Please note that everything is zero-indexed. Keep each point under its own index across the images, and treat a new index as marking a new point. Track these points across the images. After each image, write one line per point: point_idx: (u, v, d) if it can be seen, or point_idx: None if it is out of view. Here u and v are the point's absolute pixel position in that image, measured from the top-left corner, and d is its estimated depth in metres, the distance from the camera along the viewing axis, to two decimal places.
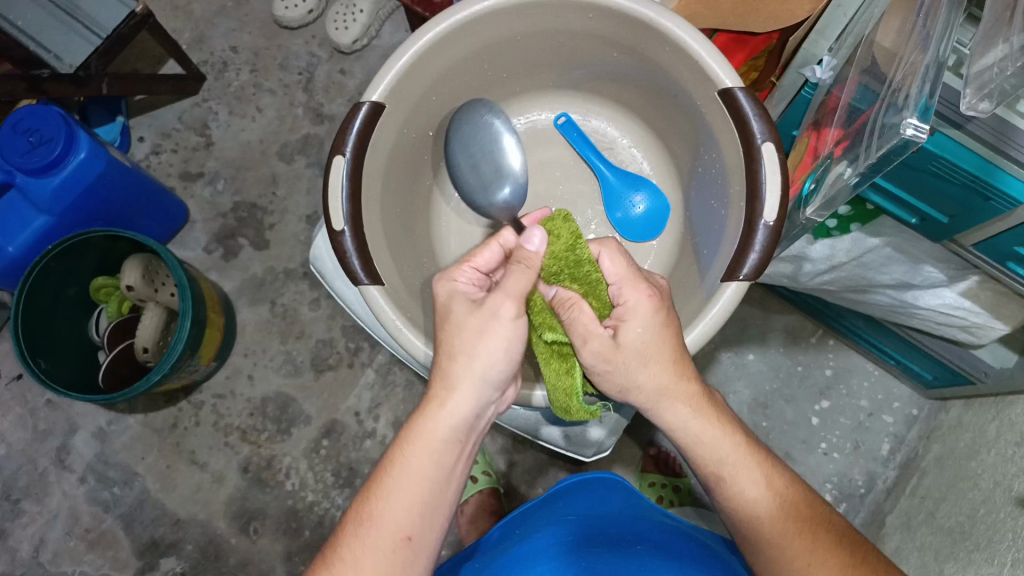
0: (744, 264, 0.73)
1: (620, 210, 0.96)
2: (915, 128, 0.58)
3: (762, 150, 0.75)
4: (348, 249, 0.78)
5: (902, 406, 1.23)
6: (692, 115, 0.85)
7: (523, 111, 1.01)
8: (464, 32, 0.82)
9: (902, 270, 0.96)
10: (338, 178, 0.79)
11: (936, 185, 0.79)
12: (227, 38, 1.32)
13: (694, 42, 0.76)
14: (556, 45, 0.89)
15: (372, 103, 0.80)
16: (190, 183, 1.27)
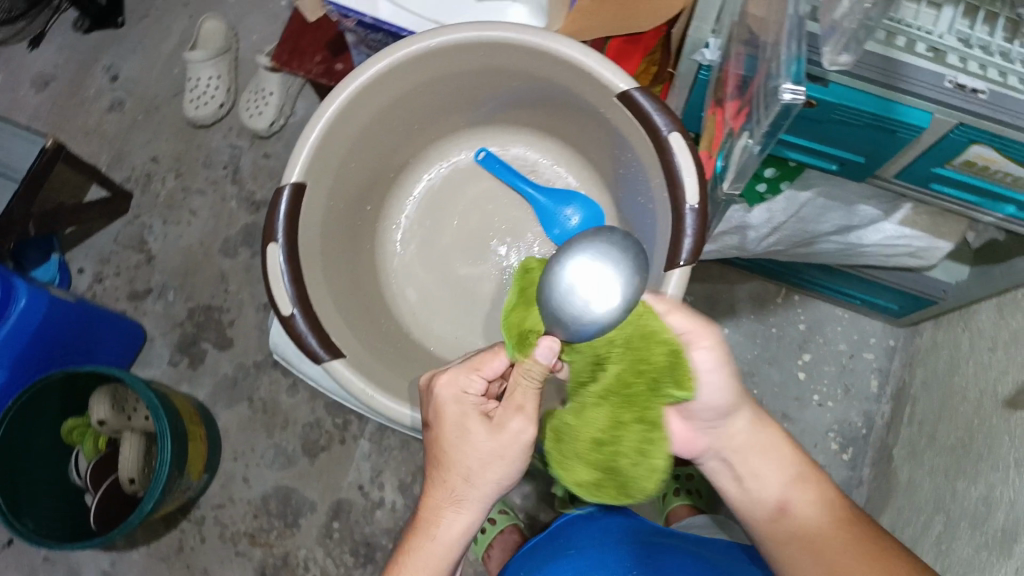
0: (681, 247, 0.64)
1: (555, 226, 0.77)
2: (793, 91, 0.49)
3: (671, 142, 0.65)
4: (301, 331, 0.65)
5: (879, 340, 1.24)
6: (605, 136, 0.73)
7: (443, 153, 0.80)
8: (371, 97, 0.68)
9: (840, 215, 0.98)
10: (277, 272, 0.65)
11: (843, 133, 0.81)
12: (147, 149, 1.30)
13: (583, 54, 0.65)
14: (470, 72, 0.71)
15: (292, 186, 0.66)
16: (140, 301, 1.25)
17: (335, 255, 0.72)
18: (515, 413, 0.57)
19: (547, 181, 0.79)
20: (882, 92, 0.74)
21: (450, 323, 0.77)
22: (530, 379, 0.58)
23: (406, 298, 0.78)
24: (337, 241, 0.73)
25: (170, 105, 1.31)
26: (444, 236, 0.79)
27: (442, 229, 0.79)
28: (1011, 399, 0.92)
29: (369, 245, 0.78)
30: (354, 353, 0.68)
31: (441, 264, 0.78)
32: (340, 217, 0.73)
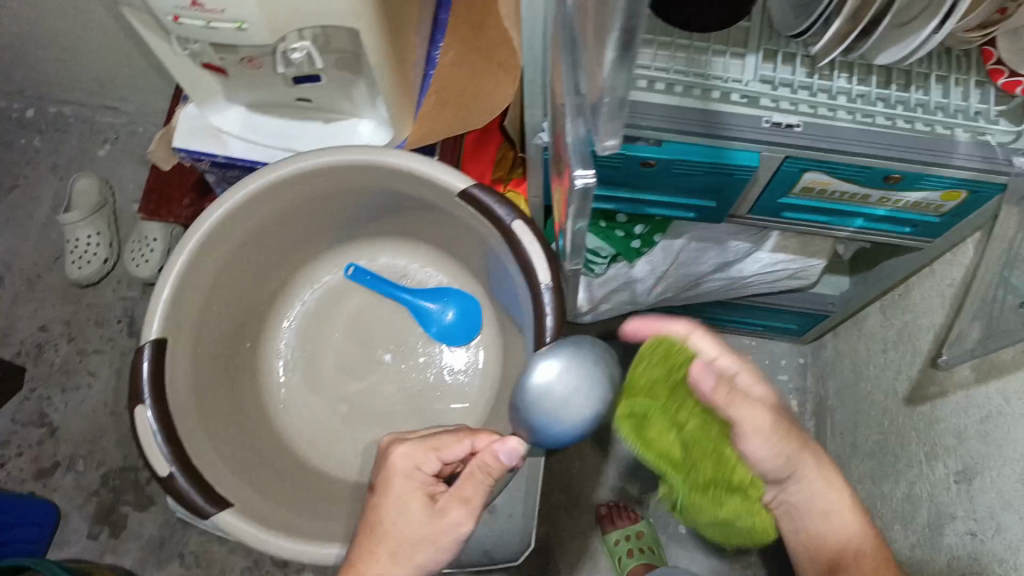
0: (545, 327, 0.68)
1: (431, 325, 0.80)
2: (584, 175, 0.52)
3: (516, 228, 0.68)
4: (183, 487, 0.64)
5: (789, 360, 1.28)
6: (460, 233, 0.76)
7: (313, 276, 0.82)
8: (220, 240, 0.69)
9: (715, 254, 1.02)
10: (149, 435, 0.64)
11: (687, 183, 0.86)
12: (32, 320, 1.22)
13: (417, 165, 0.69)
14: (316, 198, 0.73)
15: (153, 343, 0.66)
16: (48, 477, 1.17)
17: (212, 401, 0.72)
18: (459, 505, 0.59)
19: (419, 283, 0.82)
20: (710, 143, 0.80)
21: (345, 439, 0.77)
22: (486, 477, 0.59)
23: (301, 423, 0.78)
24: (214, 385, 0.73)
25: (52, 270, 1.24)
26: (327, 357, 0.80)
27: (326, 349, 0.80)
28: (909, 395, 0.97)
29: (250, 382, 0.77)
30: (244, 499, 0.67)
31: (327, 384, 0.79)
32: (213, 361, 0.73)
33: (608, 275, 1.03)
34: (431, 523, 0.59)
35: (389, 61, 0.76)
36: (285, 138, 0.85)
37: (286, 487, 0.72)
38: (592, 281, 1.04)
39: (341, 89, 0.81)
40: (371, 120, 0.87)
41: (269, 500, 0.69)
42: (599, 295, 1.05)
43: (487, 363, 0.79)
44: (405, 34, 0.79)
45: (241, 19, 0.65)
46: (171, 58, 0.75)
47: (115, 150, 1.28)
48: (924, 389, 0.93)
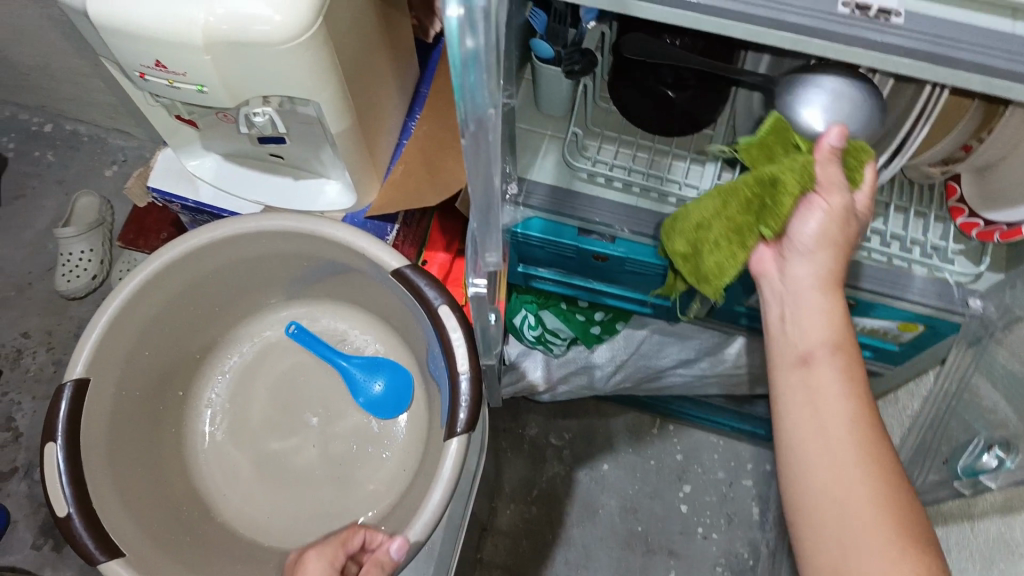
0: (457, 417, 0.66)
1: (359, 394, 0.80)
2: (476, 284, 0.54)
3: (442, 313, 0.68)
4: (78, 529, 0.63)
5: (756, 465, 1.23)
6: (395, 305, 0.77)
7: (252, 330, 0.84)
8: (158, 287, 0.72)
9: (676, 348, 0.99)
10: (55, 475, 0.64)
11: (642, 280, 0.84)
12: (16, 326, 1.26)
13: (355, 239, 0.71)
14: (258, 255, 0.76)
15: (74, 380, 0.67)
16: (4, 481, 1.19)
17: (129, 446, 0.73)
18: None
19: (355, 348, 0.83)
20: None
21: (258, 498, 0.77)
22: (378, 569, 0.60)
23: (219, 476, 0.78)
24: (133, 430, 0.74)
25: (43, 282, 1.29)
26: (255, 413, 0.80)
27: (253, 405, 0.81)
28: None
29: (174, 427, 0.78)
30: (136, 550, 0.66)
31: (250, 440, 0.79)
32: (136, 404, 0.74)
33: (567, 355, 1.01)
34: None
35: (354, 132, 0.78)
36: (252, 189, 0.87)
37: (182, 545, 0.71)
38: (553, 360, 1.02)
39: (307, 150, 0.83)
40: (338, 182, 0.88)
41: (162, 555, 0.68)
42: (557, 376, 1.02)
43: (409, 437, 0.79)
44: (375, 107, 0.82)
45: (202, 82, 0.68)
46: (148, 109, 0.78)
47: (121, 171, 1.35)
48: None
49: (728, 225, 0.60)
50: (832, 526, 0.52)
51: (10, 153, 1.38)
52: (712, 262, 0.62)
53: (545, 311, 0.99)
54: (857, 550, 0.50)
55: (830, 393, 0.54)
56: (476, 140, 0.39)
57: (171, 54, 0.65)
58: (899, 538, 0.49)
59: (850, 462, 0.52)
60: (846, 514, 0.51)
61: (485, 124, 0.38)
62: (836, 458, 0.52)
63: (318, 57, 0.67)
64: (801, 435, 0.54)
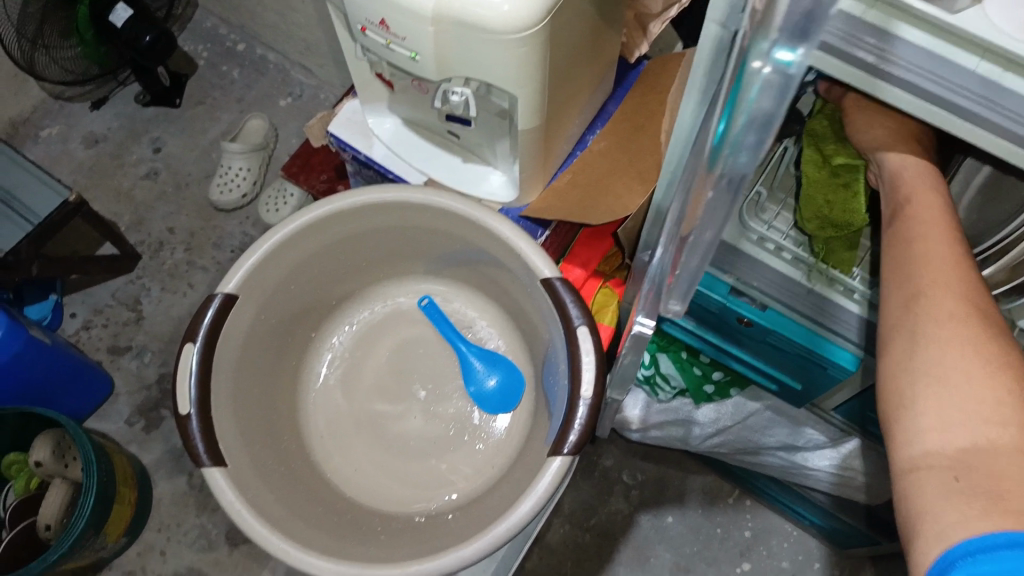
0: (566, 439, 0.66)
1: (472, 383, 0.81)
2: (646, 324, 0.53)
3: (579, 334, 0.68)
4: (193, 431, 0.67)
5: (823, 567, 1.17)
6: (531, 311, 0.77)
7: (386, 293, 0.86)
8: (316, 230, 0.74)
9: (785, 431, 0.96)
10: (186, 374, 0.69)
11: (778, 355, 0.81)
12: (165, 220, 1.35)
13: (514, 237, 0.71)
14: (413, 225, 0.77)
15: (225, 294, 0.71)
16: (118, 356, 1.28)
17: (252, 368, 0.76)
18: None
19: (478, 339, 0.84)
20: (813, 327, 0.75)
21: (350, 451, 0.80)
22: None
23: (322, 418, 0.81)
24: (261, 353, 0.77)
25: (199, 185, 1.37)
26: (369, 371, 0.83)
27: (367, 365, 0.83)
28: None
29: (295, 361, 0.82)
30: (238, 463, 0.69)
31: (358, 395, 0.82)
32: (269, 332, 0.77)
33: (670, 404, 1.02)
34: None
35: (538, 134, 0.78)
36: (423, 160, 0.90)
37: (273, 468, 0.73)
38: (655, 406, 1.03)
39: (486, 139, 0.84)
40: (503, 175, 0.89)
41: (257, 474, 0.70)
42: (653, 421, 1.02)
43: (507, 438, 0.79)
44: (563, 115, 0.82)
45: (416, 49, 0.70)
46: (354, 61, 0.82)
47: (294, 105, 1.42)
48: None
49: (827, 186, 0.65)
50: (908, 365, 0.48)
51: (201, 60, 1.47)
52: (843, 216, 0.65)
53: (662, 354, 1.00)
54: (938, 379, 0.45)
55: (927, 243, 0.52)
56: (722, 192, 0.37)
57: (398, 17, 0.67)
58: (989, 368, 0.45)
59: (925, 297, 0.49)
60: (923, 348, 0.47)
61: (739, 180, 0.36)
62: (917, 298, 0.49)
63: (531, 54, 0.68)
64: (891, 292, 0.52)
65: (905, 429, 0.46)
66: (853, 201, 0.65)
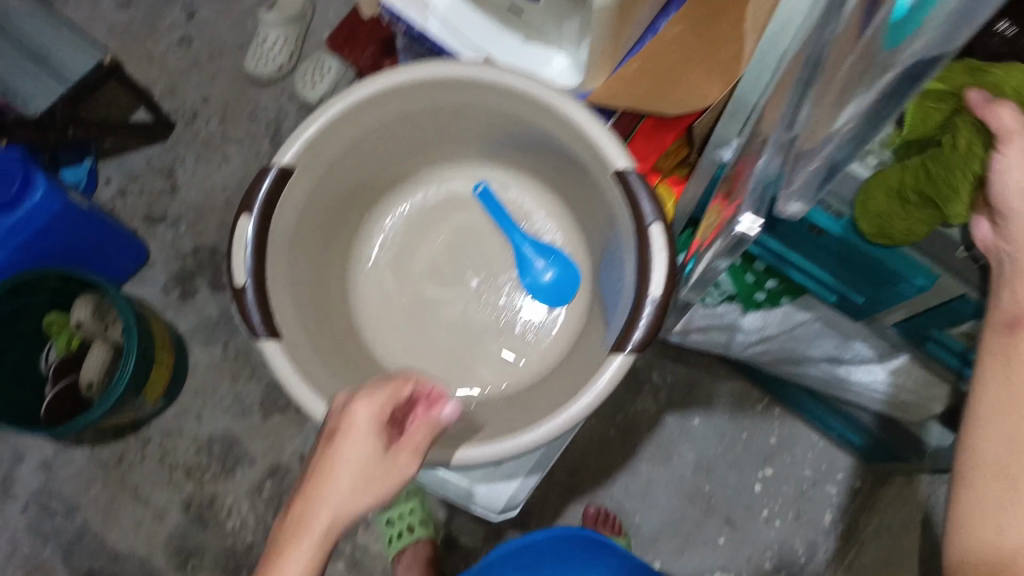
0: (630, 337, 0.65)
1: (527, 275, 0.79)
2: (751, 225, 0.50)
3: (652, 232, 0.65)
4: (249, 303, 0.66)
5: (845, 477, 1.19)
6: (596, 205, 0.74)
7: (441, 177, 0.83)
8: (376, 104, 0.70)
9: (833, 344, 0.94)
10: (242, 245, 0.67)
11: (846, 266, 0.79)
12: (199, 88, 1.30)
13: (590, 125, 0.66)
14: (477, 106, 0.73)
15: (281, 167, 0.68)
16: (153, 224, 1.27)
17: (304, 244, 0.74)
18: (409, 455, 0.55)
19: (535, 231, 0.82)
20: None
21: (398, 333, 0.79)
22: (430, 428, 0.57)
23: (372, 301, 0.80)
24: (314, 228, 0.75)
25: (234, 54, 1.30)
26: (422, 254, 0.81)
27: (418, 248, 0.81)
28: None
29: (347, 240, 0.80)
30: (292, 336, 0.68)
31: (410, 278, 0.81)
32: (322, 208, 0.75)
33: (715, 310, 1.00)
34: (383, 463, 0.52)
35: (614, 14, 0.72)
36: (482, 39, 0.84)
37: (326, 344, 0.73)
38: (699, 310, 1.02)
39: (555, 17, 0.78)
40: (569, 59, 0.85)
41: (311, 349, 0.70)
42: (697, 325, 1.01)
43: (562, 331, 0.79)
44: None
45: None
46: None
47: None
48: None
49: (905, 205, 0.59)
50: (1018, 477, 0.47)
51: None
52: (900, 227, 0.61)
53: None
54: None
55: None
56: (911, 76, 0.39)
57: None
58: None
59: None
60: None
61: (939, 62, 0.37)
62: None
63: None
64: (1001, 384, 0.50)
65: (1004, 542, 0.46)
66: (918, 224, 0.60)
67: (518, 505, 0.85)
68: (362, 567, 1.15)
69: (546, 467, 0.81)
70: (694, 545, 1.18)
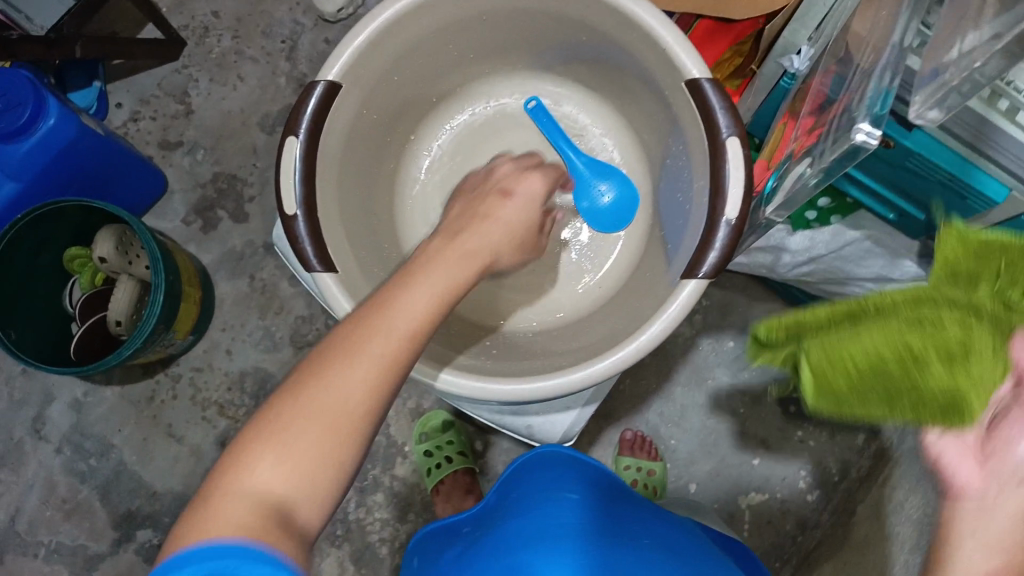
0: (703, 262, 0.62)
1: (585, 198, 0.77)
2: (868, 133, 0.47)
3: (727, 146, 0.62)
4: (300, 234, 0.63)
5: None
6: (661, 117, 0.71)
7: (494, 92, 0.81)
8: (427, 11, 0.65)
9: (881, 263, 0.89)
10: (290, 169, 0.63)
11: (913, 182, 0.73)
12: (209, 2, 1.24)
13: (662, 29, 0.62)
14: (531, 13, 0.69)
15: (327, 82, 0.63)
16: (169, 152, 1.22)
17: (352, 164, 0.71)
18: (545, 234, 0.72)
19: (590, 149, 0.81)
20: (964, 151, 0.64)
21: None
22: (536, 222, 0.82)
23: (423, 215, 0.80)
24: (364, 146, 0.72)
25: None
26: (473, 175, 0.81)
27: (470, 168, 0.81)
28: None
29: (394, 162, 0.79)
30: (347, 270, 0.65)
31: None
32: (369, 128, 0.72)
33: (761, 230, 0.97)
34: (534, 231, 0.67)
35: None
36: None
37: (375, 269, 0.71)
38: None
39: None
40: None
41: (365, 278, 0.67)
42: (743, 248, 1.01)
43: (626, 247, 0.79)
44: None
45: None
46: None
47: None
48: None
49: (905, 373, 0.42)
50: None
51: None
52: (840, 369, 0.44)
53: None
54: None
55: None
56: None
57: None
58: None
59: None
60: None
61: None
62: None
63: None
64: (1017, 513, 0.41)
65: None
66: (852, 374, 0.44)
67: (573, 436, 0.88)
68: (401, 497, 1.16)
69: (595, 402, 0.85)
70: (729, 467, 1.19)
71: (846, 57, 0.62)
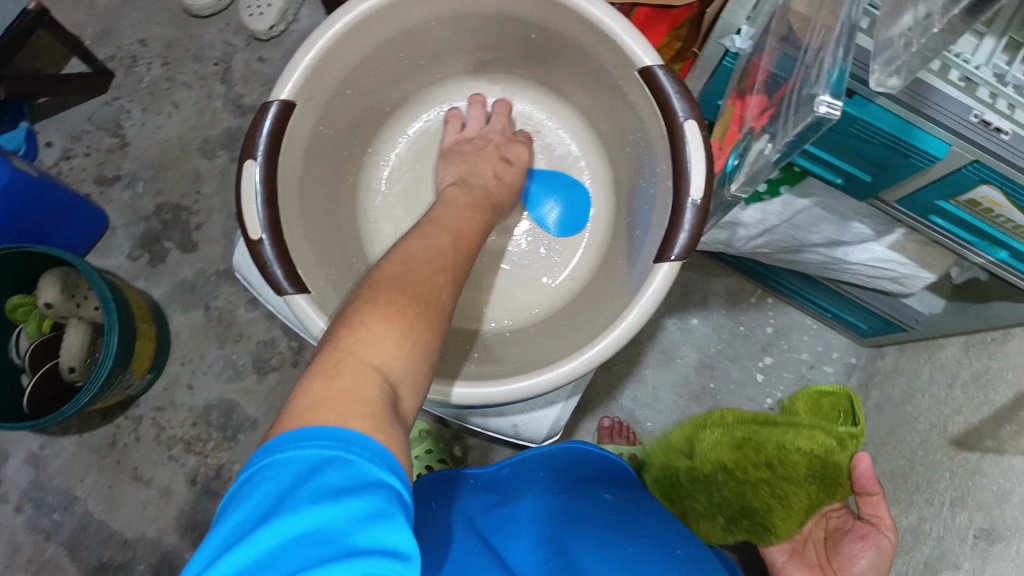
0: (674, 243, 0.62)
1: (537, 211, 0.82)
2: (829, 105, 0.47)
3: (686, 129, 0.63)
4: (267, 257, 0.61)
5: (841, 356, 1.22)
6: (615, 107, 0.72)
7: (447, 97, 0.83)
8: (378, 22, 0.65)
9: (832, 228, 0.92)
10: (250, 192, 0.61)
11: (858, 146, 0.75)
12: (135, 30, 1.24)
13: (610, 20, 0.62)
14: (478, 15, 0.70)
15: (282, 102, 0.62)
16: (107, 187, 1.18)
17: (314, 180, 0.70)
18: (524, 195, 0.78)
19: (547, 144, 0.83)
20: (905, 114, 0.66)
21: None
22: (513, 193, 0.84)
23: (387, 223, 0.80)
24: (324, 162, 0.72)
25: None
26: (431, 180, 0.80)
27: (429, 174, 0.81)
28: (955, 437, 0.87)
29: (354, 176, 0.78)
30: (319, 290, 0.64)
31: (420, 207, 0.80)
32: (327, 144, 0.71)
33: None
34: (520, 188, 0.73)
35: None
36: None
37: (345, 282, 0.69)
38: None
39: None
40: None
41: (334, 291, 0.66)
42: None
43: (593, 232, 0.81)
44: None
45: None
46: None
47: None
48: (978, 439, 0.81)
49: None
50: None
51: None
52: None
53: None
54: None
55: None
56: None
57: None
58: None
59: None
60: None
61: None
62: None
63: None
64: None
65: None
66: None
67: (557, 430, 0.88)
68: None
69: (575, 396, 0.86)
70: None
71: (791, 33, 0.63)
